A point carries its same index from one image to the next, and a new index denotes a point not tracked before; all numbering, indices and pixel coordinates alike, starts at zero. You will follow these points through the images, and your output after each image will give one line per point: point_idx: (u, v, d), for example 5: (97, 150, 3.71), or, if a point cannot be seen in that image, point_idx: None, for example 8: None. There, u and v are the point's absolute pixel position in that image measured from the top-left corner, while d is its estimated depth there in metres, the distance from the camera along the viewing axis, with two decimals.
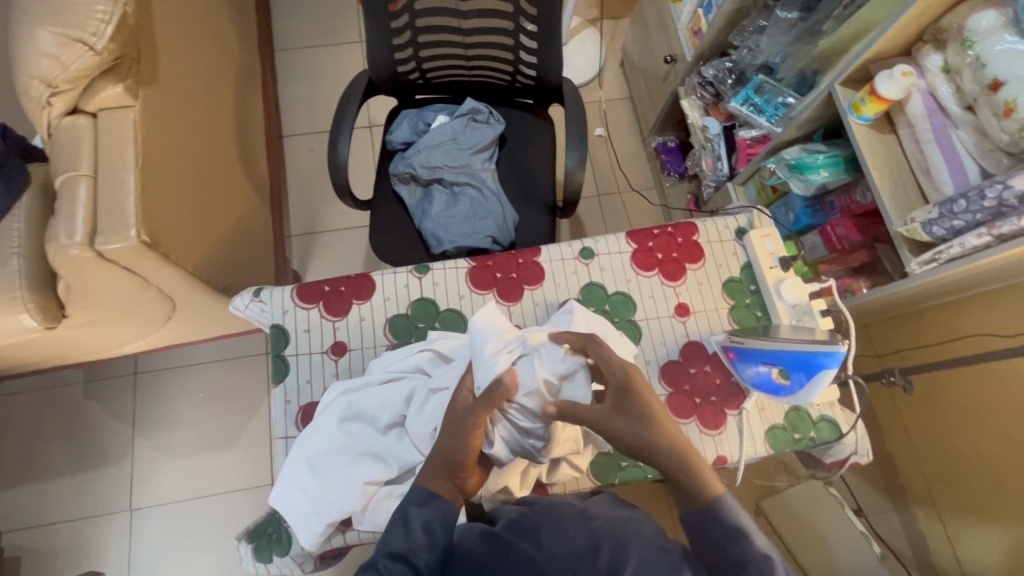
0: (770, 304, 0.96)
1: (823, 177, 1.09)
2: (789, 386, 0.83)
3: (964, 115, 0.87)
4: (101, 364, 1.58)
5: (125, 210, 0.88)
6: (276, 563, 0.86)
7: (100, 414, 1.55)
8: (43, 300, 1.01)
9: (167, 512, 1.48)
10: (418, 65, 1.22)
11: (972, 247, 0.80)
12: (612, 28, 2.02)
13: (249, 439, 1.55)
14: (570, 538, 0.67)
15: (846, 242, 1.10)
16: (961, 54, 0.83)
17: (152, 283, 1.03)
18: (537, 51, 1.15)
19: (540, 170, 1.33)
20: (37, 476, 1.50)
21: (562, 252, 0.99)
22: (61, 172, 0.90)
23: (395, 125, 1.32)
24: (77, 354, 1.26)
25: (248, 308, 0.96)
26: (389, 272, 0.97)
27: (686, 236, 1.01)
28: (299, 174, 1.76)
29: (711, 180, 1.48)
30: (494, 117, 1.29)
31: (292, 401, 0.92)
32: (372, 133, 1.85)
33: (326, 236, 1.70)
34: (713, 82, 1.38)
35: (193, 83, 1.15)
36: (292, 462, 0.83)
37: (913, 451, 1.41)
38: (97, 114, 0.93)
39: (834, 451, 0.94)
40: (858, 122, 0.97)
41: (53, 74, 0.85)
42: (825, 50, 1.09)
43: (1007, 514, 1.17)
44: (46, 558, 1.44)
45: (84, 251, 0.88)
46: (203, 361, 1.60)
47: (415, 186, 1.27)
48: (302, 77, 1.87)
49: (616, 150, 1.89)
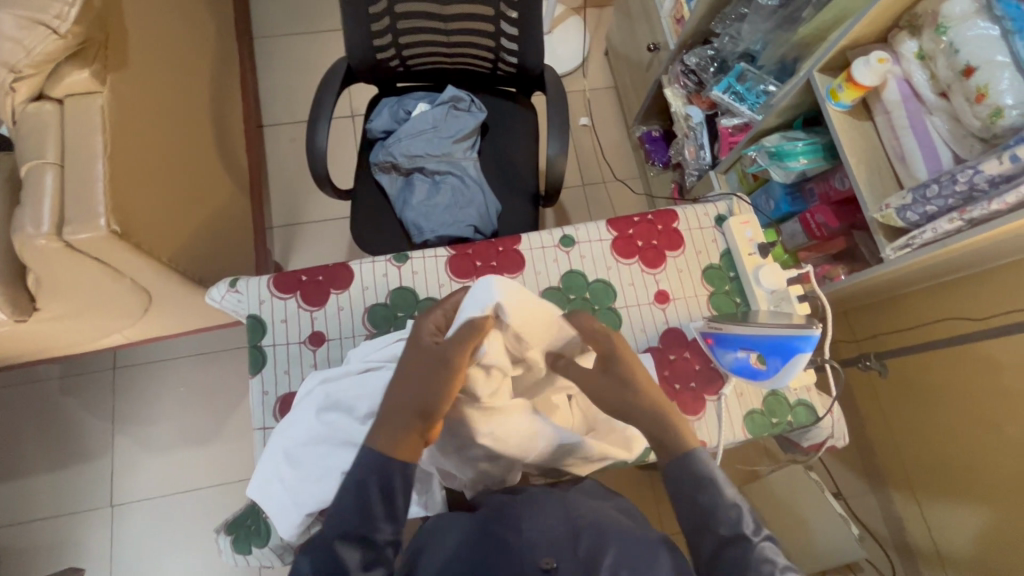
0: (749, 290, 0.96)
1: (801, 164, 1.10)
2: (766, 371, 0.84)
3: (938, 102, 0.88)
4: (78, 359, 1.55)
5: (94, 199, 0.85)
6: (255, 554, 0.85)
7: (78, 409, 1.52)
8: (12, 292, 0.98)
9: (149, 509, 1.46)
10: (397, 52, 1.21)
11: (944, 231, 0.81)
12: (596, 17, 2.01)
13: (232, 432, 1.53)
14: (549, 526, 0.66)
15: (825, 229, 1.12)
16: (935, 40, 0.84)
17: (126, 274, 1.01)
18: (518, 38, 1.14)
19: (523, 159, 1.33)
20: (13, 473, 1.47)
21: (543, 240, 0.99)
22: (26, 161, 0.88)
23: (375, 113, 1.30)
24: (51, 348, 1.23)
25: (224, 299, 0.94)
26: (368, 261, 0.96)
27: (666, 223, 1.01)
28: (280, 164, 1.73)
29: (694, 169, 1.49)
30: (476, 105, 1.28)
31: (270, 391, 0.91)
32: (354, 123, 1.83)
33: (308, 227, 1.68)
34: (696, 69, 1.39)
35: (165, 70, 1.12)
36: (270, 453, 0.82)
37: (891, 435, 1.44)
38: (63, 100, 0.90)
39: (811, 434, 0.96)
40: (835, 109, 0.98)
41: (15, 58, 0.83)
42: (804, 37, 1.10)
43: (980, 493, 1.19)
44: (25, 555, 1.42)
45: (51, 242, 0.85)
46: (183, 354, 1.57)
47: (396, 175, 1.26)
48: (282, 66, 1.83)
49: (600, 140, 1.89)
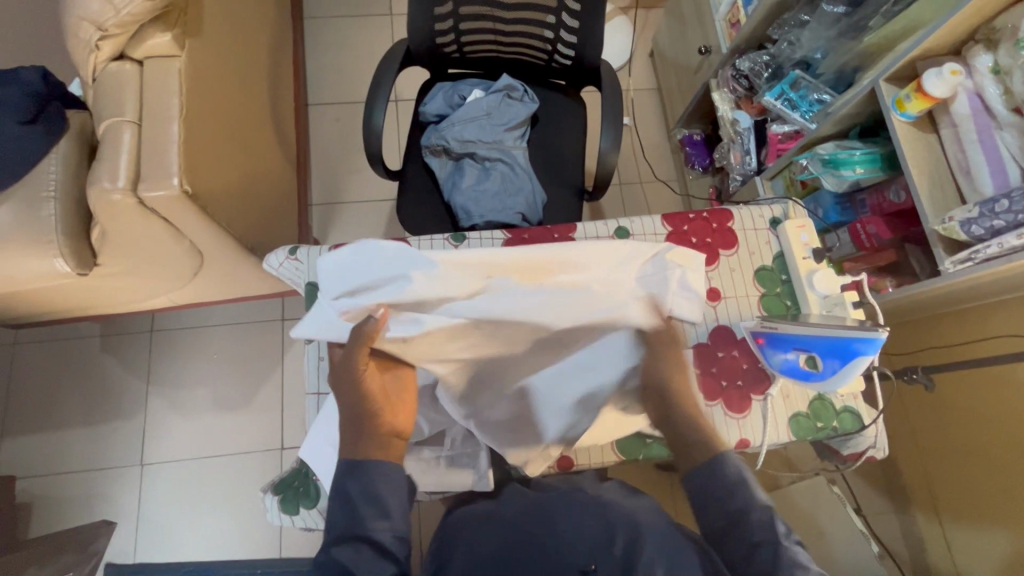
0: (801, 293, 0.96)
1: (857, 173, 1.10)
2: (820, 373, 0.83)
3: (1010, 117, 0.88)
4: (118, 320, 1.59)
5: (168, 159, 0.88)
6: (302, 516, 0.86)
7: (116, 368, 1.56)
8: (77, 246, 1.01)
9: (178, 472, 1.50)
10: (457, 38, 1.22)
11: (1010, 246, 0.80)
12: (644, 18, 2.01)
13: (262, 402, 1.56)
14: (587, 524, 0.71)
15: (875, 241, 1.10)
16: (1014, 55, 0.84)
17: (186, 236, 1.04)
18: (579, 31, 1.15)
19: (571, 152, 1.34)
20: (50, 426, 1.51)
21: (597, 230, 1.00)
22: (105, 118, 0.90)
23: (429, 97, 1.32)
24: (102, 305, 1.27)
25: (282, 266, 0.96)
26: (425, 238, 0.98)
27: (721, 222, 1.01)
28: (324, 144, 1.76)
29: (739, 174, 1.48)
30: (529, 95, 1.29)
31: (325, 357, 0.92)
32: (398, 107, 1.86)
33: (347, 206, 1.71)
34: (748, 75, 1.40)
35: (233, 41, 1.14)
36: (324, 416, 0.84)
37: (919, 454, 1.43)
38: (143, 62, 0.93)
39: (852, 442, 0.95)
40: (900, 120, 0.97)
41: (104, 17, 0.85)
42: (869, 46, 1.10)
43: (1010, 517, 1.19)
44: (57, 506, 1.46)
45: (126, 197, 0.88)
46: (222, 322, 1.61)
47: (446, 158, 1.28)
48: (331, 48, 1.86)
49: (640, 140, 1.89)
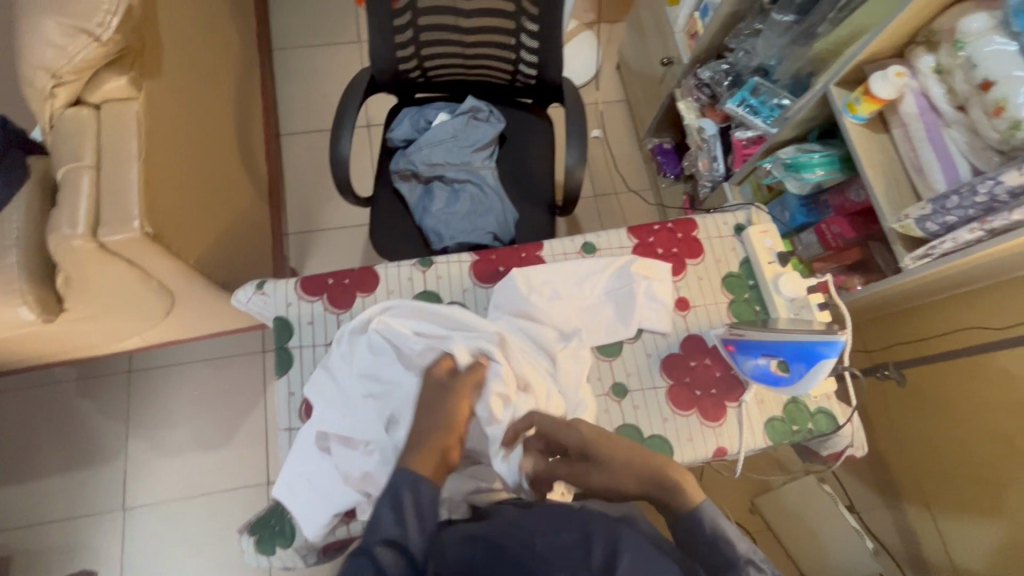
0: (768, 298, 0.97)
1: (818, 175, 1.12)
2: (789, 377, 0.84)
3: (955, 114, 0.89)
4: (93, 362, 1.56)
5: (128, 202, 0.87)
6: (279, 555, 0.84)
7: (93, 412, 1.53)
8: (42, 293, 1.00)
9: (160, 514, 1.46)
10: (419, 63, 1.23)
11: (965, 241, 0.82)
12: (608, 32, 2.05)
13: (245, 436, 1.54)
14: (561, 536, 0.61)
15: (840, 240, 1.13)
16: (953, 54, 0.86)
17: (153, 276, 1.03)
18: (538, 50, 1.17)
19: (539, 168, 1.36)
20: (27, 475, 1.47)
21: (565, 246, 1.01)
22: (63, 164, 0.90)
23: (395, 122, 1.33)
24: (74, 349, 1.25)
25: (251, 301, 0.96)
26: (393, 265, 0.97)
27: (685, 231, 1.02)
28: (297, 173, 1.76)
29: (708, 180, 1.50)
30: (494, 115, 1.31)
31: (296, 392, 0.91)
32: (370, 132, 1.87)
33: (323, 234, 1.70)
34: (709, 83, 1.42)
35: (194, 76, 1.15)
36: (297, 452, 0.85)
37: (904, 448, 1.43)
38: (101, 105, 0.93)
39: (830, 443, 0.95)
40: (852, 122, 0.99)
41: (58, 64, 0.85)
42: (820, 51, 1.13)
43: (995, 506, 1.20)
44: (36, 558, 1.43)
45: (86, 242, 0.87)
46: (200, 357, 1.59)
47: (415, 182, 1.29)
48: (301, 77, 1.87)
49: (612, 151, 1.92)
